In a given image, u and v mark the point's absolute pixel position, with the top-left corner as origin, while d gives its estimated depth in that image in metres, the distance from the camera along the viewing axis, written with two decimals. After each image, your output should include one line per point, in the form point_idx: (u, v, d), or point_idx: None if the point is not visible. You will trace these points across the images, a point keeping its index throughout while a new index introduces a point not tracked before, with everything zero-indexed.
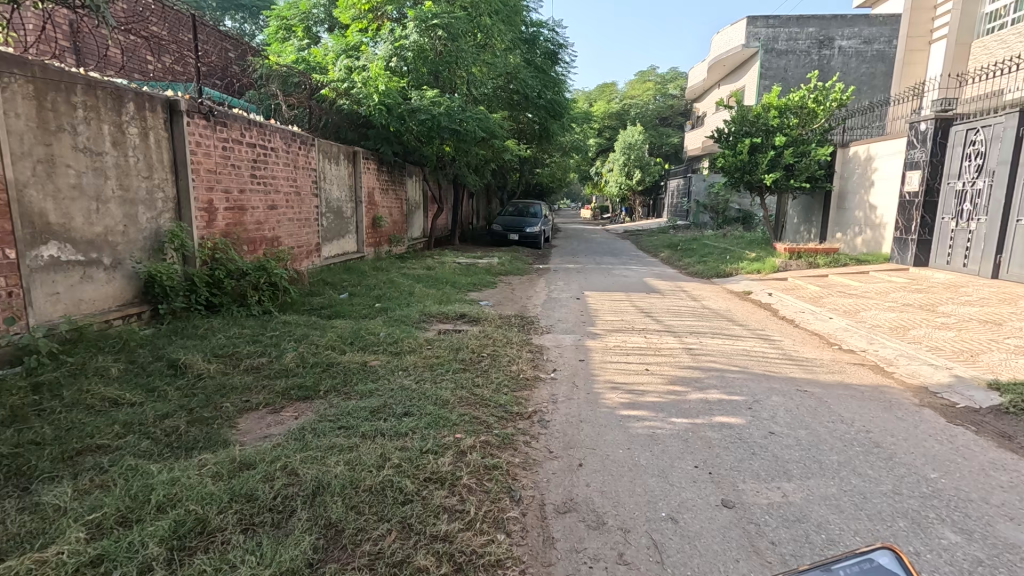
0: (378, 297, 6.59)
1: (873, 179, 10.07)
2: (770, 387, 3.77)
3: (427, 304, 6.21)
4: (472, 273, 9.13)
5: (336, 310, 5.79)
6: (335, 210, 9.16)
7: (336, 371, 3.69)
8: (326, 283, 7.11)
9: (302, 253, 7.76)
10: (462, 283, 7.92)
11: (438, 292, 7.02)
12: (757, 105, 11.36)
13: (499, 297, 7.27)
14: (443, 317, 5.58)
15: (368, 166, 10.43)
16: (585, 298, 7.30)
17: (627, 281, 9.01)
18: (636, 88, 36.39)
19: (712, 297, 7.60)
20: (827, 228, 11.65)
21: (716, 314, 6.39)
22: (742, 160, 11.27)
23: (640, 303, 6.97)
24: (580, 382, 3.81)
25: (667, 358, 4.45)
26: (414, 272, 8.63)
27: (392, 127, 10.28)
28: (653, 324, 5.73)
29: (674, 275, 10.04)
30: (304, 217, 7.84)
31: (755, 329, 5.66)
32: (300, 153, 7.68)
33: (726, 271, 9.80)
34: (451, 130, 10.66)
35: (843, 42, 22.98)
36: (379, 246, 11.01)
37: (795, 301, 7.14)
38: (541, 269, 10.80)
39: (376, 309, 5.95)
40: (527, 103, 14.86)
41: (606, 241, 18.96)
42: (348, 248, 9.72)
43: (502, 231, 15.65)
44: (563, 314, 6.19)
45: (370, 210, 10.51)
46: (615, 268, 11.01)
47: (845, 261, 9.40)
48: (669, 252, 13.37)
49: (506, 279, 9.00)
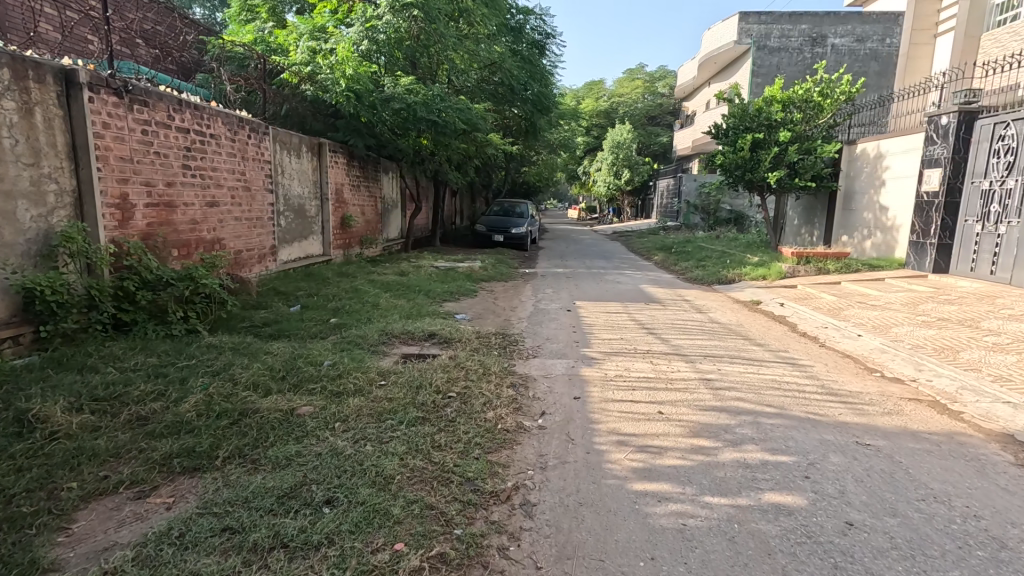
0: (336, 310, 5.63)
1: (884, 178, 9.34)
2: (822, 439, 2.91)
3: (392, 320, 5.25)
4: (450, 279, 8.19)
5: (281, 329, 4.81)
6: (296, 208, 8.15)
7: (248, 425, 2.72)
8: (276, 292, 6.12)
9: (252, 257, 6.75)
10: (437, 292, 6.97)
11: (406, 304, 6.07)
12: (758, 99, 10.63)
13: (478, 309, 6.35)
14: (409, 338, 4.62)
15: (336, 160, 9.40)
16: (577, 310, 6.41)
17: (622, 288, 8.15)
18: (624, 86, 35.60)
19: (718, 308, 6.78)
20: (831, 231, 10.93)
21: (728, 330, 5.53)
22: (742, 157, 10.51)
23: (640, 316, 6.10)
24: (576, 435, 2.90)
25: (682, 394, 3.56)
26: (384, 279, 7.66)
27: (363, 116, 9.29)
28: (659, 344, 4.86)
29: (672, 281, 9.23)
30: (255, 216, 6.82)
31: (777, 350, 4.82)
32: (250, 142, 6.64)
33: (728, 277, 9.01)
34: (428, 121, 9.70)
35: (836, 40, 22.51)
36: (349, 248, 10.03)
37: (813, 312, 6.33)
38: (527, 274, 9.90)
39: (331, 328, 4.98)
40: (513, 95, 13.97)
41: (595, 242, 18.16)
42: (311, 251, 8.72)
43: (487, 232, 14.71)
44: (552, 332, 5.30)
45: (338, 208, 9.52)
46: (608, 273, 10.17)
47: (856, 267, 8.66)
48: (663, 255, 12.58)
49: (488, 286, 8.09)
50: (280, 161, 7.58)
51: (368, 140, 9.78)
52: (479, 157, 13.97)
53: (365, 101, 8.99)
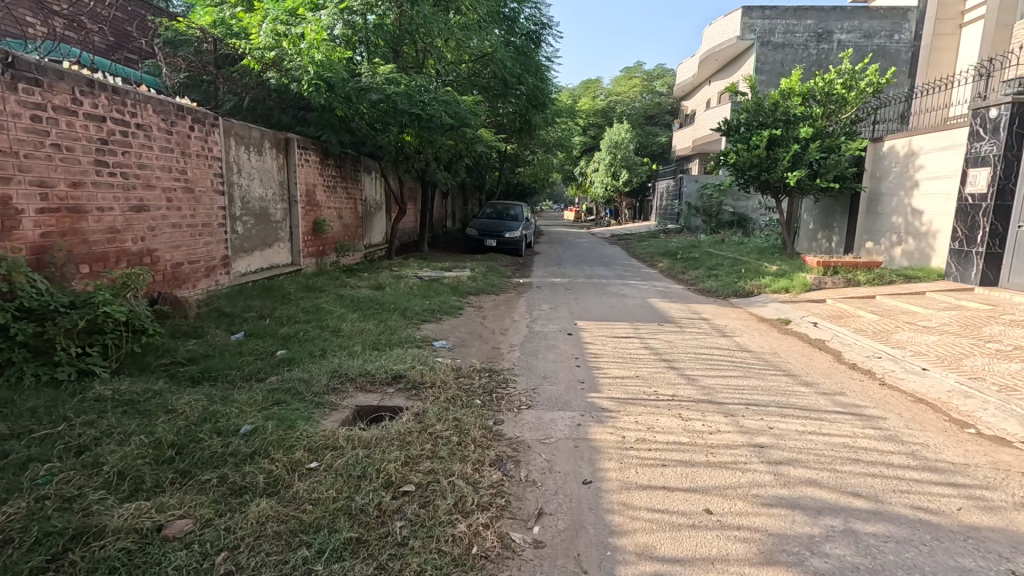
0: (286, 338, 4.62)
1: (917, 179, 8.41)
2: (960, 568, 1.93)
3: (351, 353, 4.24)
4: (433, 293, 7.20)
5: (207, 367, 3.78)
6: (256, 212, 7.13)
7: (72, 569, 1.71)
8: (219, 315, 5.11)
9: (196, 270, 5.74)
10: (415, 311, 5.97)
11: (375, 330, 5.06)
12: (774, 91, 9.70)
13: (462, 333, 5.37)
14: (368, 382, 3.60)
15: (307, 158, 8.37)
16: (579, 333, 5.44)
17: (628, 303, 7.19)
18: (621, 84, 34.66)
19: (742, 330, 5.83)
20: (853, 236, 10.01)
21: (763, 362, 4.57)
22: (758, 156, 9.56)
23: (654, 342, 5.13)
24: (591, 565, 1.93)
25: (731, 474, 2.58)
26: (356, 293, 6.67)
27: (337, 110, 8.29)
28: (684, 385, 3.89)
29: (683, 293, 8.29)
30: (200, 222, 5.80)
31: (831, 393, 3.85)
32: (192, 135, 5.60)
33: (745, 289, 8.08)
34: (411, 114, 8.69)
35: (842, 36, 21.66)
36: (323, 256, 9.01)
37: (855, 336, 5.38)
38: (520, 284, 8.92)
39: (273, 365, 3.95)
40: (506, 89, 12.97)
41: (594, 246, 17.22)
42: (276, 260, 7.71)
43: (478, 236, 13.71)
44: (551, 366, 4.32)
45: (309, 212, 8.50)
46: (611, 282, 9.23)
47: (890, 278, 7.72)
48: (669, 262, 11.67)
49: (477, 302, 7.11)
50: (234, 158, 6.57)
51: (345, 137, 8.79)
52: (470, 155, 12.96)
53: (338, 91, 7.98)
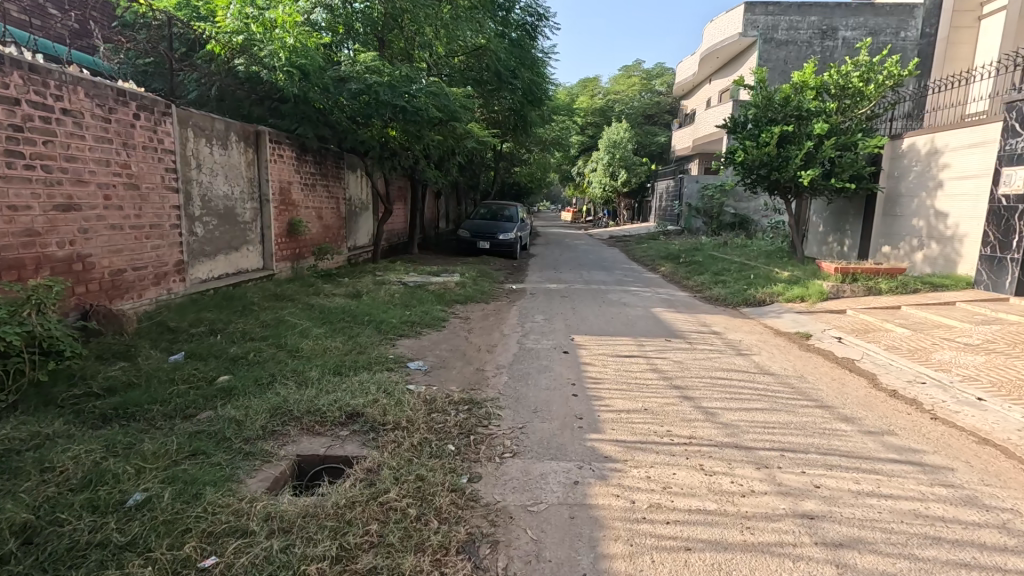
0: (233, 359, 3.94)
1: (941, 179, 7.79)
2: None
3: (305, 380, 3.56)
4: (415, 302, 6.53)
5: (124, 401, 3.10)
6: (220, 212, 6.45)
7: None
8: (161, 330, 4.43)
9: (142, 278, 5.06)
10: (391, 324, 5.30)
11: (341, 349, 4.39)
12: (785, 85, 9.07)
13: (443, 352, 4.70)
14: (318, 421, 2.93)
15: (281, 154, 7.69)
16: (576, 351, 4.79)
17: (631, 313, 6.53)
18: (620, 83, 33.96)
19: (759, 347, 5.18)
20: (868, 240, 9.40)
21: (791, 390, 3.92)
22: (768, 153, 8.91)
23: (661, 361, 4.48)
24: None
25: (779, 566, 1.93)
26: (328, 302, 5.99)
27: (314, 102, 7.61)
28: (702, 422, 3.23)
29: (689, 301, 7.65)
30: (147, 223, 5.11)
31: (878, 433, 3.20)
32: (136, 124, 4.92)
33: (756, 297, 7.45)
34: (394, 106, 8.01)
35: (847, 33, 21.07)
36: (300, 259, 8.34)
37: (889, 356, 4.73)
38: (513, 291, 8.26)
39: (208, 396, 3.27)
40: (499, 83, 12.30)
41: (592, 248, 16.61)
42: (244, 265, 7.04)
43: (471, 237, 13.05)
44: (542, 395, 3.66)
45: (283, 212, 7.82)
46: (611, 289, 8.57)
47: (914, 285, 7.10)
48: (671, 266, 11.04)
49: (464, 312, 6.45)
50: (192, 152, 5.90)
51: (323, 131, 8.12)
52: (462, 152, 12.30)
53: (314, 81, 7.30)
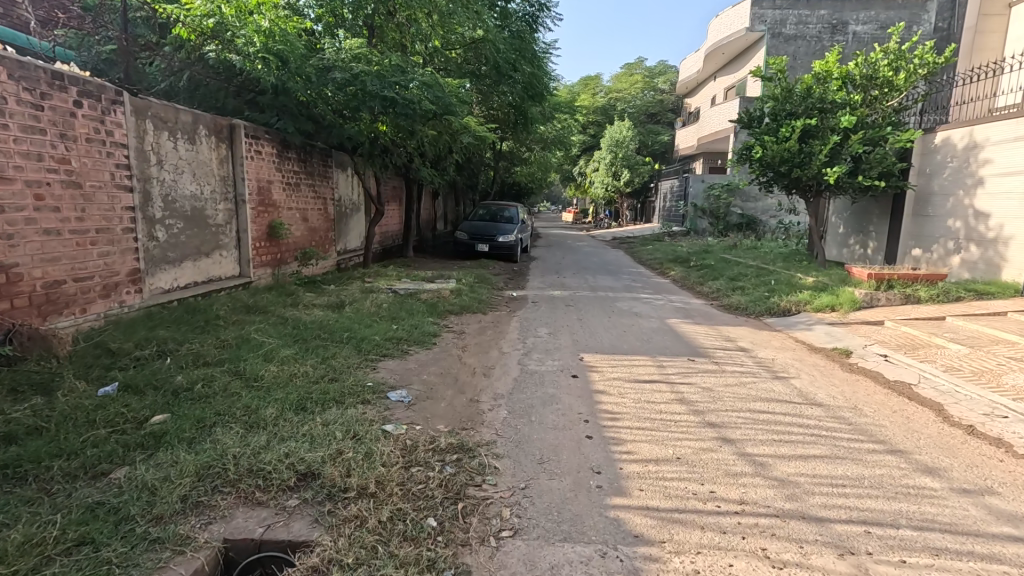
0: (178, 392, 3.27)
1: (981, 176, 7.12)
2: None
3: (258, 421, 2.89)
4: (405, 314, 5.86)
5: (17, 455, 2.42)
6: (187, 214, 5.79)
7: None
8: (99, 352, 3.76)
9: (87, 290, 4.39)
10: (373, 342, 4.63)
11: (310, 375, 3.72)
12: (807, 75, 8.43)
13: (431, 377, 4.02)
14: (261, 486, 2.26)
15: (260, 150, 7.01)
16: (587, 374, 4.11)
17: (644, 326, 5.85)
18: (622, 81, 33.23)
19: (796, 367, 4.51)
20: (896, 241, 8.72)
21: (849, 427, 3.24)
22: (790, 149, 8.23)
23: (688, 388, 3.80)
24: None
25: None
26: (306, 315, 5.33)
27: (295, 94, 6.95)
28: (751, 479, 2.55)
29: (706, 311, 6.99)
30: (92, 227, 4.45)
31: (975, 491, 2.52)
32: (76, 113, 4.26)
33: (780, 306, 6.77)
34: (382, 98, 7.35)
35: (858, 27, 20.43)
36: (282, 264, 7.68)
37: (952, 380, 4.05)
38: (513, 299, 7.60)
39: (129, 446, 2.60)
40: (499, 77, 11.64)
41: (595, 250, 15.95)
42: (217, 272, 6.38)
43: (469, 240, 12.39)
44: (549, 439, 2.98)
45: (262, 214, 7.15)
46: (619, 296, 7.90)
47: (957, 293, 6.43)
48: (682, 270, 10.36)
49: (458, 325, 5.78)
50: (151, 147, 5.25)
51: (307, 126, 7.46)
52: (459, 150, 11.64)
53: (294, 70, 6.64)
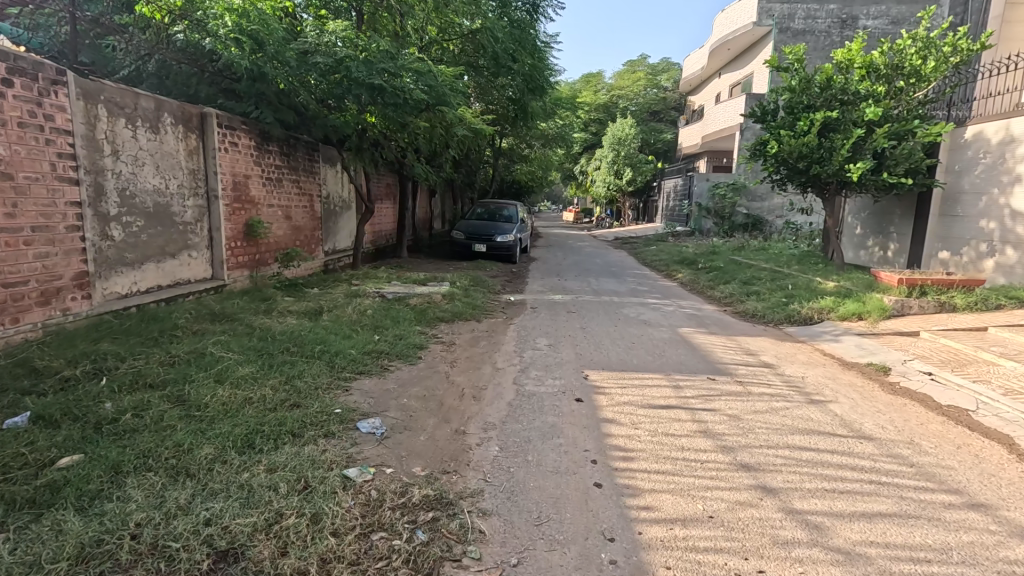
0: (101, 424, 2.70)
1: (1018, 173, 6.54)
2: None
3: (187, 467, 2.33)
4: (390, 322, 5.30)
5: None
6: (148, 211, 5.23)
7: None
8: (19, 371, 3.19)
9: (19, 298, 3.84)
10: (349, 357, 4.06)
11: (267, 401, 3.16)
12: (826, 65, 7.87)
13: (411, 401, 3.45)
14: (163, 572, 1.70)
15: (235, 141, 6.45)
16: (593, 398, 3.54)
17: (655, 337, 5.28)
18: (624, 78, 32.64)
19: (832, 388, 3.94)
20: (921, 243, 8.16)
21: (913, 470, 2.66)
22: (809, 144, 7.66)
23: (712, 417, 3.23)
24: None
25: None
26: (277, 325, 4.77)
27: (273, 81, 6.39)
28: (807, 551, 1.99)
29: (721, 318, 6.43)
30: (27, 224, 3.89)
31: None
32: (5, 93, 3.70)
33: (801, 314, 6.21)
34: (369, 86, 6.79)
35: (868, 22, 19.89)
36: (262, 266, 7.11)
37: (1017, 406, 3.48)
38: (510, 304, 7.04)
39: (12, 504, 2.03)
40: (499, 68, 11.10)
41: (596, 251, 15.40)
42: (185, 275, 5.81)
43: (466, 240, 11.83)
44: (549, 488, 2.41)
45: (238, 211, 6.59)
46: (625, 301, 7.34)
47: (997, 301, 5.86)
48: (691, 274, 9.79)
49: (449, 335, 5.21)
50: (104, 136, 4.69)
51: (288, 116, 6.89)
52: (456, 145, 11.08)
53: (272, 54, 6.08)
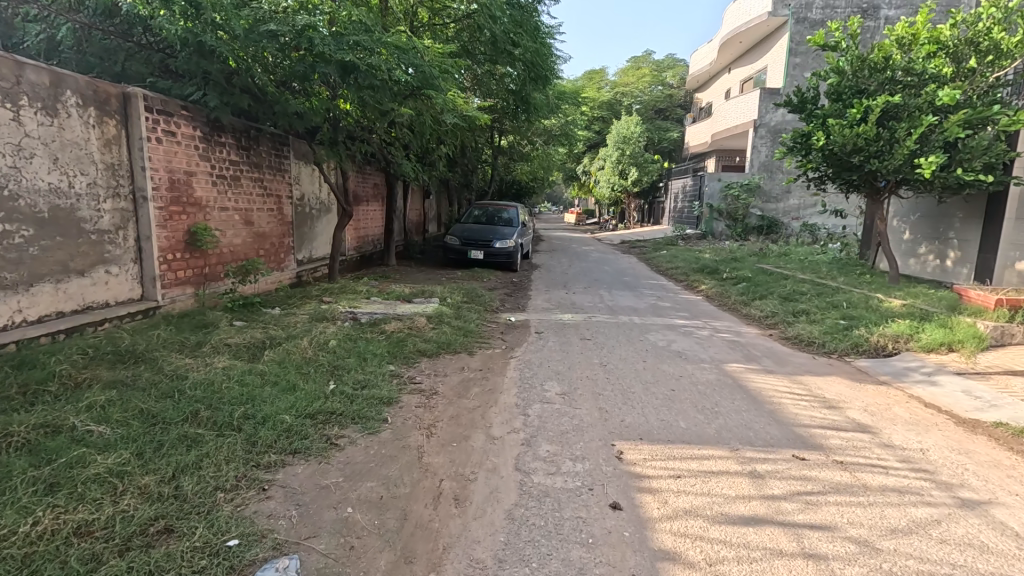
0: None
1: None
2: None
3: None
4: (356, 359, 4.10)
5: None
6: (40, 216, 4.03)
7: None
8: None
9: None
10: (282, 426, 2.85)
11: (115, 530, 1.96)
12: (885, 41, 6.67)
13: (358, 514, 2.24)
14: None
15: (173, 130, 5.25)
16: (637, 506, 2.34)
17: (698, 379, 4.06)
18: (629, 74, 31.40)
19: (974, 472, 2.73)
20: (990, 252, 6.95)
21: None
22: (867, 134, 6.45)
23: (832, 552, 2.02)
24: None
25: None
26: (199, 369, 3.57)
27: (220, 57, 5.21)
28: None
29: (770, 346, 5.21)
30: None
31: None
32: None
33: (873, 344, 4.99)
34: (338, 63, 5.57)
35: (889, 12, 18.33)
36: (212, 282, 5.91)
37: None
38: (511, 327, 5.82)
39: None
40: (499, 54, 9.88)
41: (603, 257, 14.17)
42: (100, 297, 4.60)
43: (461, 246, 10.62)
44: None
45: (178, 215, 5.38)
46: (649, 322, 6.12)
47: None
48: (717, 285, 8.58)
49: (430, 377, 4.00)
50: None
51: (240, 101, 5.70)
52: (449, 138, 9.87)
53: (213, 20, 4.90)
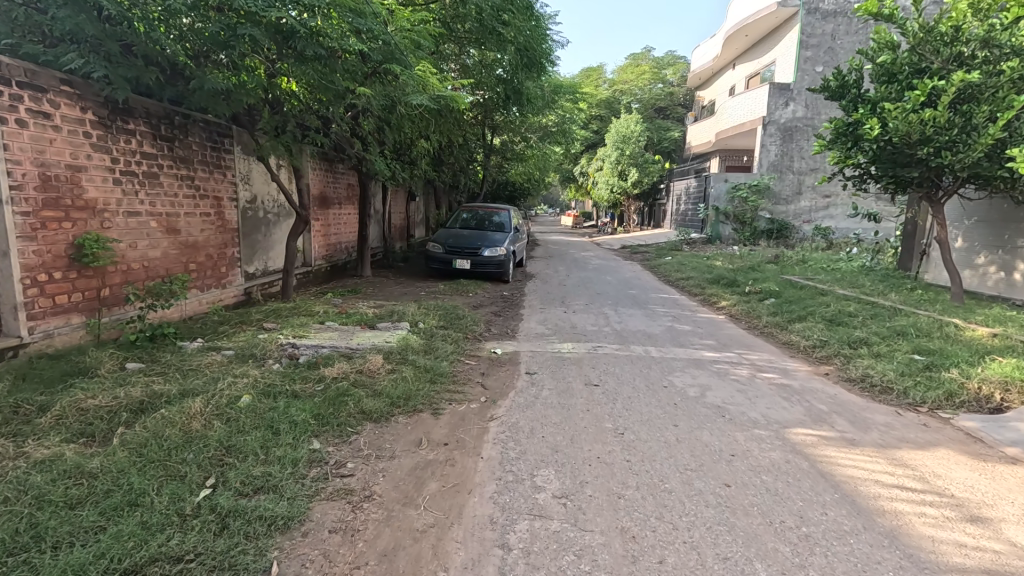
0: None
1: None
2: None
3: None
4: (263, 433, 2.83)
5: None
6: None
7: None
8: None
9: None
10: None
11: None
12: (957, 7, 5.46)
13: None
14: None
15: (47, 110, 3.97)
16: None
17: (760, 462, 2.79)
18: (627, 71, 30.21)
19: None
20: None
21: None
22: (936, 119, 5.24)
23: None
24: None
25: None
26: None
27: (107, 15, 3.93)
28: None
29: (833, 394, 3.97)
30: None
31: None
32: None
33: (973, 394, 3.75)
34: (270, 24, 4.32)
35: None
36: (112, 307, 4.63)
37: None
38: (495, 364, 4.55)
39: None
40: (487, 35, 8.64)
41: (604, 265, 12.92)
42: None
43: (445, 254, 9.37)
44: None
45: (58, 221, 4.10)
46: (670, 356, 4.86)
47: None
48: (740, 301, 7.34)
49: (369, 461, 2.73)
50: None
51: (146, 76, 4.42)
52: (432, 131, 8.61)
53: None
